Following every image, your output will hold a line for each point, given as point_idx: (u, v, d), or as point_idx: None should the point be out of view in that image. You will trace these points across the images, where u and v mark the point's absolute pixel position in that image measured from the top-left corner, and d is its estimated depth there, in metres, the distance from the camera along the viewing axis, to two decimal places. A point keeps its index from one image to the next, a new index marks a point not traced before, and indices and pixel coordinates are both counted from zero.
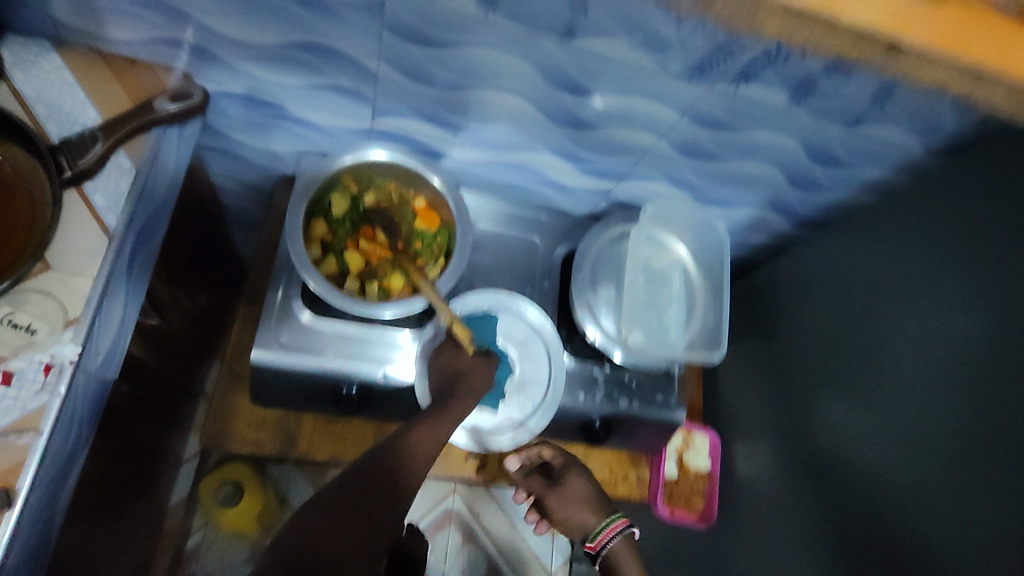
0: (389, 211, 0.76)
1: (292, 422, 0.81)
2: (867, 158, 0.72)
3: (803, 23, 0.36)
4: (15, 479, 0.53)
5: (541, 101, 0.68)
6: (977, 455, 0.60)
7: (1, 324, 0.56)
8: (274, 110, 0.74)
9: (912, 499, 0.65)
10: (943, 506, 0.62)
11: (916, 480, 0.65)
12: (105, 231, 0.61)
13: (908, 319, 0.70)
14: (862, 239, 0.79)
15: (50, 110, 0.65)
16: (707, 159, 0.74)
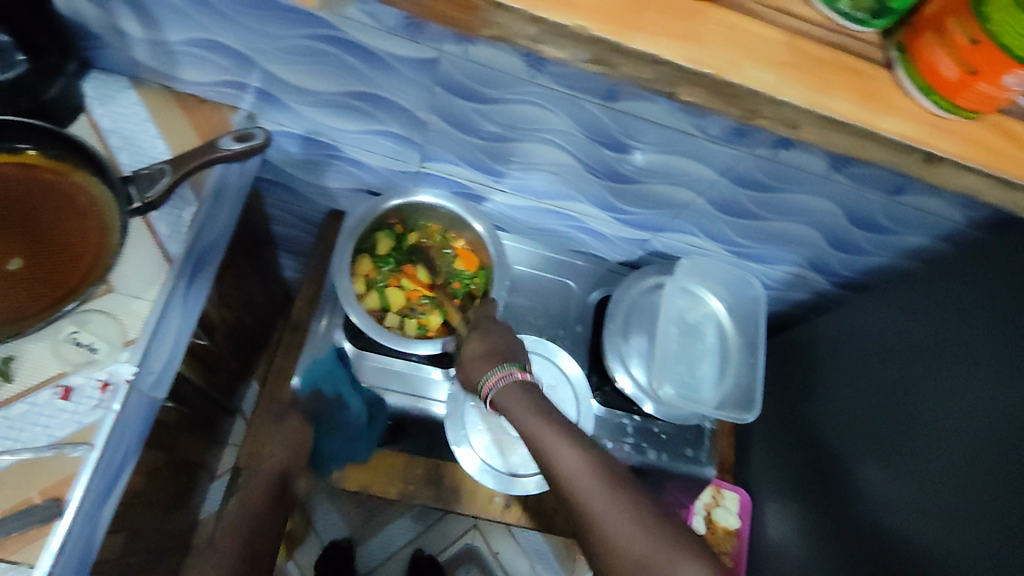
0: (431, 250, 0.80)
1: (326, 449, 0.82)
2: (907, 226, 0.72)
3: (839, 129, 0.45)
4: (67, 490, 0.56)
5: (582, 155, 0.70)
6: (1009, 535, 0.58)
7: (65, 342, 0.59)
8: (329, 150, 0.78)
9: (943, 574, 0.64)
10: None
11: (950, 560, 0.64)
12: (167, 258, 0.65)
13: (943, 393, 0.69)
14: (901, 304, 0.78)
15: (124, 142, 0.68)
16: (745, 216, 0.75)
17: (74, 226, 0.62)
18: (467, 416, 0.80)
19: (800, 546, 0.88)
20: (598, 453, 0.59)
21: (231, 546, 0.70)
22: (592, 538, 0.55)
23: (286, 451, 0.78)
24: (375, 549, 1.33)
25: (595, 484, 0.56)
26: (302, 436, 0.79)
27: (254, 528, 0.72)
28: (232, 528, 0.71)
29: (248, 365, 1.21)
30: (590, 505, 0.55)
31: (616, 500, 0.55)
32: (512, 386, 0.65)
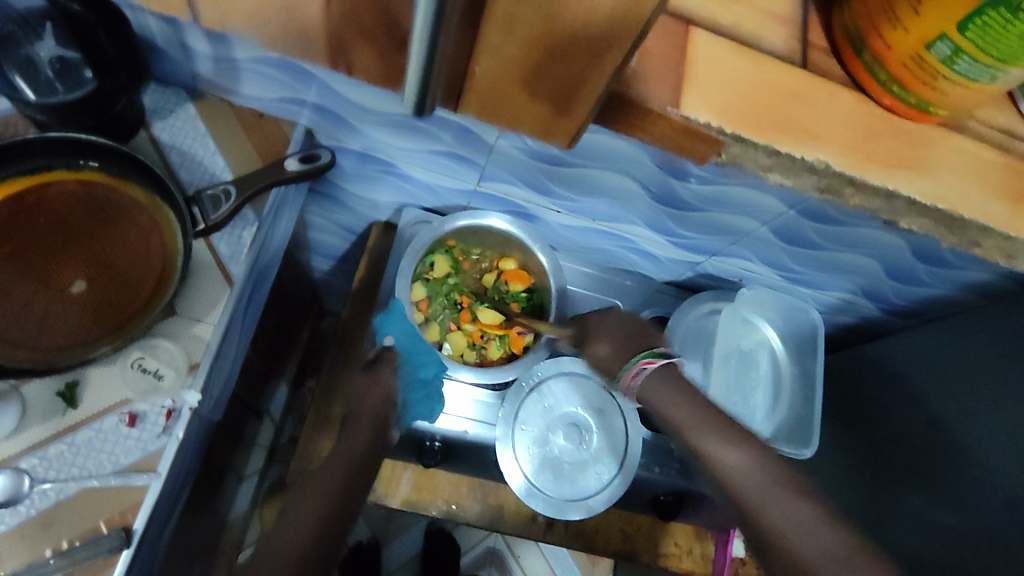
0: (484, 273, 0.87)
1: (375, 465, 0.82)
2: (977, 265, 0.69)
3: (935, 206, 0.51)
4: (133, 519, 0.56)
5: (649, 184, 0.67)
6: None
7: (131, 367, 0.59)
8: (385, 166, 0.76)
9: None
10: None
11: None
12: (227, 281, 0.63)
13: (1001, 438, 0.68)
14: (962, 339, 0.77)
15: (184, 159, 0.67)
16: (809, 247, 0.73)
17: (138, 247, 0.60)
18: (517, 439, 0.80)
19: None
20: (760, 450, 0.60)
21: (307, 526, 0.57)
22: (763, 531, 0.57)
23: (376, 403, 0.70)
24: (398, 551, 1.34)
25: (764, 478, 0.59)
26: (390, 390, 0.71)
27: (335, 511, 0.59)
28: (309, 508, 0.58)
29: (278, 367, 1.20)
30: (757, 494, 0.58)
31: (787, 491, 0.58)
32: (664, 375, 0.67)
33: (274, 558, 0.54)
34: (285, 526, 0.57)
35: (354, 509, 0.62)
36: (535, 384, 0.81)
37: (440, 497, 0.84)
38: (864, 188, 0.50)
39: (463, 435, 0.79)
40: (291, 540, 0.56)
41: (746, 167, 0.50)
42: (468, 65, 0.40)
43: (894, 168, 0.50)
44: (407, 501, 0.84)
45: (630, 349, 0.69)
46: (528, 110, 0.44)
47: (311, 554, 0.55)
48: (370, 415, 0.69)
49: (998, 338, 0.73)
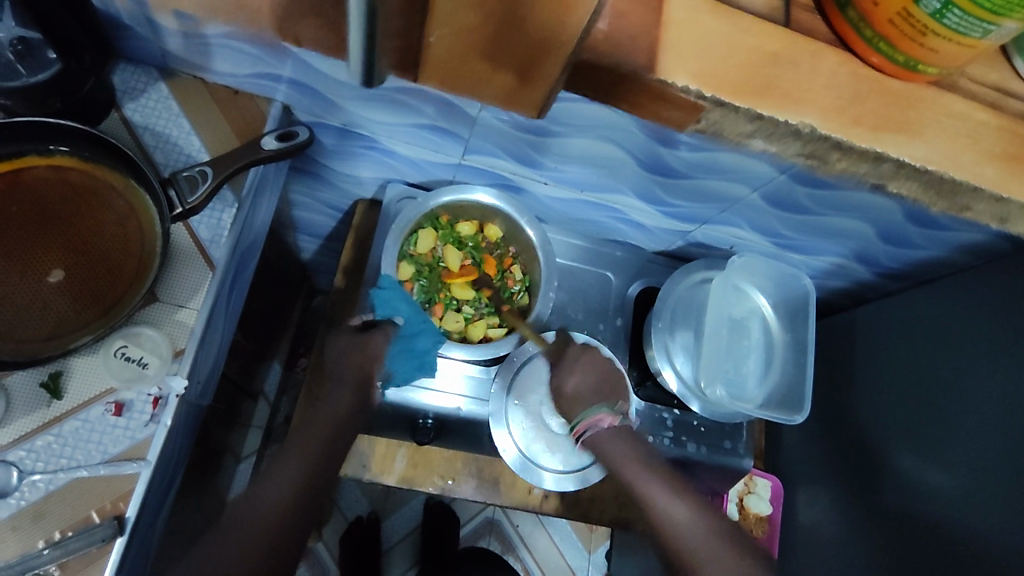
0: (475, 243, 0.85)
1: (365, 443, 0.80)
2: (969, 226, 0.69)
3: (939, 165, 0.49)
4: (126, 507, 0.56)
5: (636, 153, 0.66)
6: None
7: (114, 357, 0.58)
8: (367, 141, 0.74)
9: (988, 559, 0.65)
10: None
11: (988, 560, 0.65)
12: (209, 264, 0.62)
13: (989, 394, 0.69)
14: (955, 301, 0.77)
15: (158, 140, 0.66)
16: (800, 212, 0.72)
17: (114, 231, 0.59)
18: (510, 413, 0.79)
19: (830, 526, 0.88)
20: (698, 503, 0.70)
21: (289, 488, 0.57)
22: (689, 569, 0.65)
23: (363, 367, 0.71)
24: (397, 525, 1.35)
25: (704, 532, 0.67)
26: (375, 357, 0.72)
27: (312, 471, 0.60)
28: (295, 464, 0.60)
29: (269, 347, 1.20)
30: (692, 538, 0.66)
31: (721, 540, 0.66)
32: (612, 437, 0.76)
33: (256, 516, 0.54)
34: (264, 487, 0.57)
35: (331, 475, 0.62)
36: (526, 359, 0.80)
37: (435, 474, 0.82)
38: (851, 152, 0.49)
39: (457, 411, 0.80)
40: (269, 500, 0.56)
41: (729, 137, 0.50)
42: (423, 36, 0.43)
43: (882, 131, 0.48)
44: (402, 478, 0.81)
45: (598, 391, 0.77)
46: (492, 81, 0.48)
47: (290, 514, 0.56)
48: (354, 377, 0.70)
49: (989, 298, 0.73)
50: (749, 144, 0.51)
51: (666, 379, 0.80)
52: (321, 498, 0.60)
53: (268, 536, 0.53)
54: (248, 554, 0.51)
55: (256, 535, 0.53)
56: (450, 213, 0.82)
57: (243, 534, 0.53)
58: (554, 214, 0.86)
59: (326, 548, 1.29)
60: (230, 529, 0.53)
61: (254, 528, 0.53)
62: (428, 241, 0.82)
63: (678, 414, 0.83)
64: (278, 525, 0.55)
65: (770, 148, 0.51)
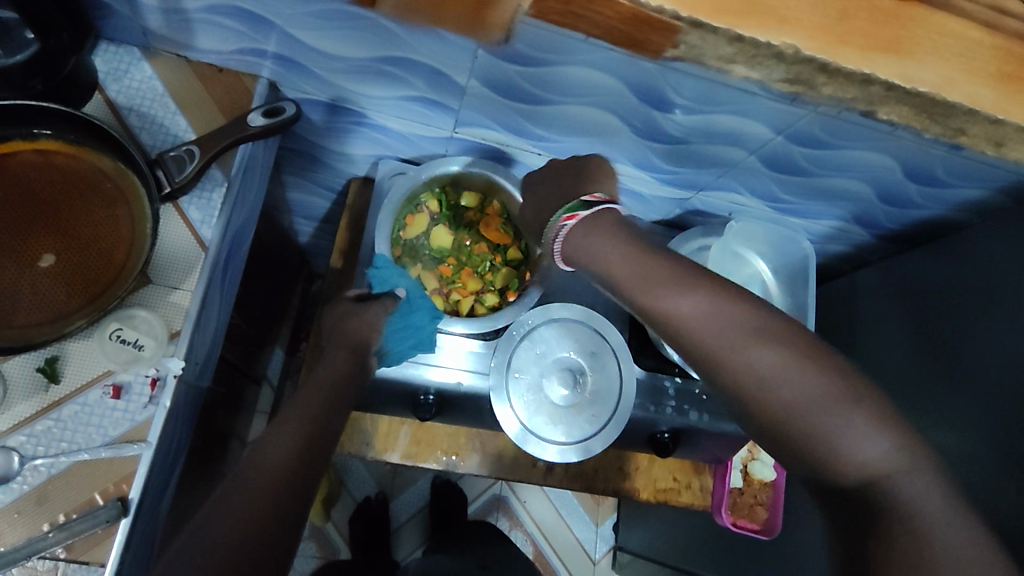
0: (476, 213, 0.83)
1: (368, 420, 0.81)
2: (973, 182, 0.68)
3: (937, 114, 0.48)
4: (129, 489, 0.56)
5: (629, 117, 0.65)
6: None
7: (109, 339, 0.57)
8: (356, 117, 0.74)
9: (997, 514, 0.64)
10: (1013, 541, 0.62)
11: (995, 515, 0.64)
12: (201, 245, 0.62)
13: (995, 347, 0.69)
14: (958, 258, 0.77)
15: (143, 121, 0.65)
16: (797, 174, 0.72)
17: (103, 215, 0.59)
18: (511, 386, 0.78)
19: None
20: (722, 292, 0.50)
21: (291, 449, 0.55)
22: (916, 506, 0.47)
23: (360, 335, 0.69)
24: (405, 504, 1.36)
25: (722, 328, 0.49)
26: (373, 325, 0.70)
27: (313, 433, 0.57)
28: (292, 428, 0.57)
29: (270, 332, 1.19)
30: (721, 352, 0.48)
31: (761, 342, 0.48)
32: None
33: (258, 475, 0.52)
34: (270, 443, 0.55)
35: (331, 439, 0.59)
36: (525, 332, 0.80)
37: (438, 449, 0.83)
38: (839, 73, 0.46)
39: (458, 387, 0.78)
40: (276, 458, 0.54)
41: (710, 63, 0.47)
42: None
43: (872, 50, 0.45)
44: (405, 454, 0.82)
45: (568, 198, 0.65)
46: (455, 6, 0.48)
47: (293, 475, 0.53)
48: (350, 342, 0.68)
49: (992, 254, 0.73)
50: (731, 70, 0.49)
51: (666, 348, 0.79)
52: (325, 460, 0.57)
53: (269, 496, 0.51)
54: (254, 513, 0.49)
55: (258, 500, 0.50)
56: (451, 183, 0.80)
57: (243, 500, 0.50)
58: None
59: (336, 529, 1.30)
60: (231, 490, 0.51)
61: (253, 489, 0.51)
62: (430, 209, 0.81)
63: (680, 381, 0.81)
64: (284, 485, 0.52)
65: (752, 76, 0.49)
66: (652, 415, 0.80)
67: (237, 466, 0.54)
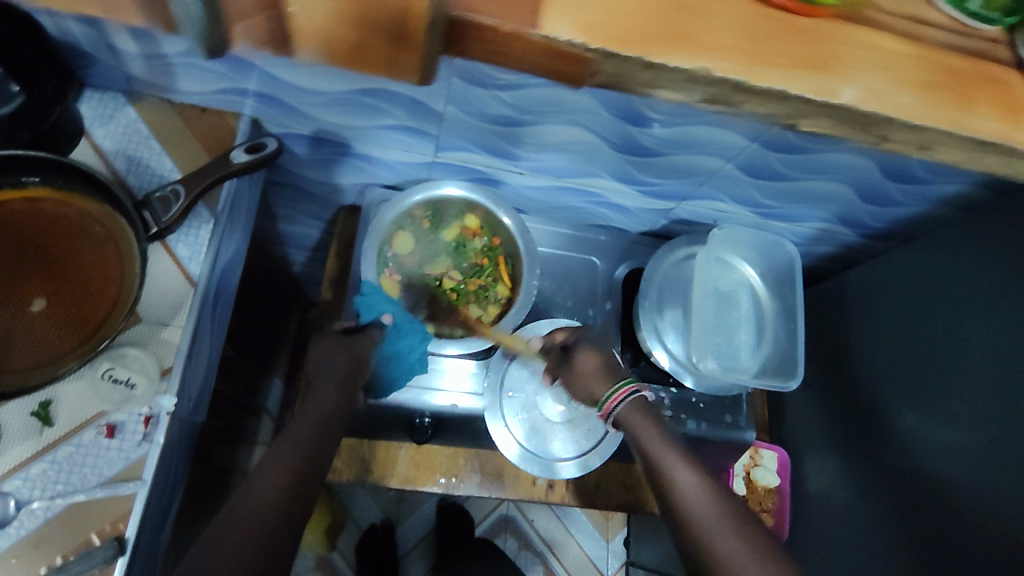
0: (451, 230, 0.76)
1: (366, 448, 0.80)
2: (950, 177, 0.69)
3: None
4: (125, 528, 0.56)
5: (605, 133, 0.67)
6: None
7: (101, 379, 0.58)
8: (340, 148, 0.75)
9: (1004, 515, 0.63)
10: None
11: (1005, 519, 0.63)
12: (190, 281, 0.63)
13: (989, 338, 0.69)
14: (943, 254, 0.77)
15: (130, 164, 0.66)
16: (775, 178, 0.72)
17: (93, 257, 0.60)
18: (505, 406, 0.79)
19: (839, 493, 0.87)
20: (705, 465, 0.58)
21: (282, 481, 0.55)
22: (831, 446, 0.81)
23: (349, 367, 0.67)
24: (411, 529, 1.35)
25: (711, 501, 0.54)
26: (363, 357, 0.69)
27: (298, 476, 0.56)
28: (284, 459, 0.57)
29: (269, 363, 1.20)
30: (704, 526, 0.53)
31: (737, 524, 0.53)
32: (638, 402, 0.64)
33: (246, 514, 0.51)
34: (262, 475, 0.55)
35: (322, 473, 0.59)
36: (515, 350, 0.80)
37: (436, 471, 0.81)
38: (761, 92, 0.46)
39: (452, 409, 0.80)
40: (267, 491, 0.54)
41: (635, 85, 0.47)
42: None
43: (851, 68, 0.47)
44: (405, 479, 0.80)
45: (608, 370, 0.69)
46: (374, 60, 0.48)
47: (283, 509, 0.53)
48: (339, 376, 0.66)
49: (975, 248, 0.73)
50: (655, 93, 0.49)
51: (657, 358, 0.76)
52: (315, 492, 0.57)
53: (252, 546, 0.49)
54: (243, 550, 0.49)
55: (248, 535, 0.50)
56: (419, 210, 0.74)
57: (234, 535, 0.50)
58: (534, 205, 0.86)
59: (342, 558, 1.28)
60: (221, 527, 0.50)
61: (246, 527, 0.50)
62: (405, 244, 0.76)
63: (676, 391, 0.82)
64: (268, 537, 0.51)
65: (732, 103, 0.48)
66: None
67: (227, 500, 0.53)
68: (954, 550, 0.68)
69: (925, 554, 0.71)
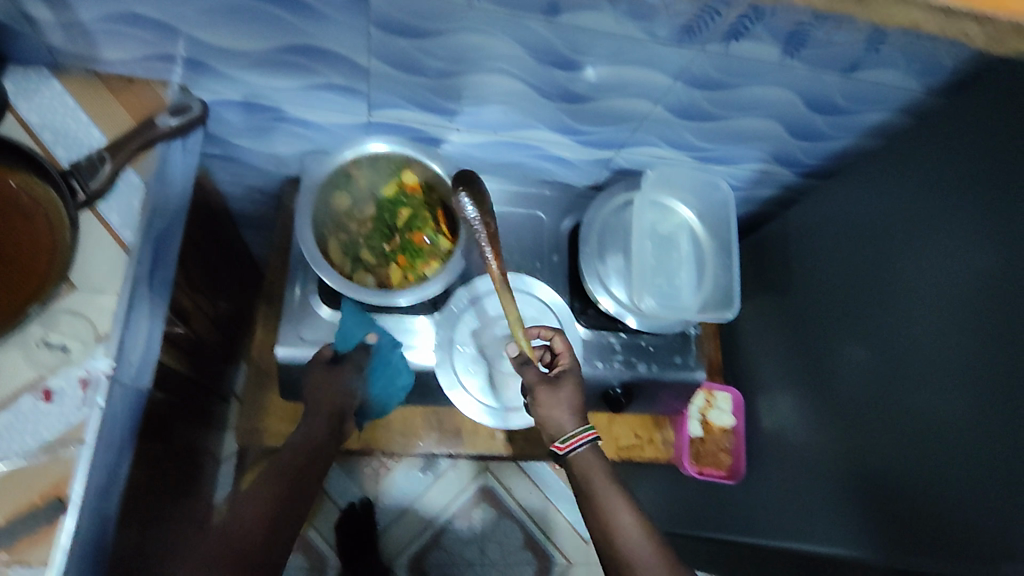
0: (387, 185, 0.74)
1: (323, 414, 0.82)
2: (873, 105, 0.72)
3: None
4: (68, 488, 0.56)
5: (534, 80, 0.67)
6: (993, 402, 0.60)
7: (36, 345, 0.59)
8: (273, 113, 0.75)
9: (939, 439, 0.65)
10: (968, 473, 0.61)
11: (953, 451, 0.63)
12: (122, 247, 0.63)
13: (920, 260, 0.70)
14: (872, 185, 0.79)
15: (57, 136, 0.66)
16: (706, 119, 0.74)
17: (24, 227, 0.60)
18: (456, 361, 0.78)
19: (795, 429, 0.89)
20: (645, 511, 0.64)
21: (263, 502, 0.61)
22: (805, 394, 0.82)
23: (338, 398, 0.71)
24: (391, 506, 1.36)
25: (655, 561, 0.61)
26: (349, 388, 0.72)
27: (265, 524, 0.60)
28: (265, 488, 0.62)
29: (233, 348, 1.20)
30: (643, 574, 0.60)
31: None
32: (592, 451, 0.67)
33: (223, 538, 0.58)
34: (245, 500, 0.61)
35: (303, 508, 0.64)
36: (466, 307, 0.79)
37: (395, 434, 0.84)
38: None
39: (402, 363, 0.76)
40: (248, 515, 0.60)
41: None
42: None
43: None
44: (363, 440, 0.83)
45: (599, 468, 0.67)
46: None
47: (259, 532, 0.59)
48: (327, 408, 0.70)
49: (904, 174, 0.75)
50: None
51: (602, 301, 0.76)
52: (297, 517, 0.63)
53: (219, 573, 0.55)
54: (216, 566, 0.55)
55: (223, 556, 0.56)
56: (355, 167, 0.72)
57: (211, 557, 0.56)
58: (476, 162, 0.86)
59: (319, 535, 1.31)
60: (208, 551, 0.57)
61: (226, 551, 0.57)
62: (341, 203, 0.73)
63: (626, 336, 0.83)
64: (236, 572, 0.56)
65: None
66: (599, 370, 0.81)
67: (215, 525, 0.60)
68: (893, 492, 0.70)
69: (868, 494, 0.73)
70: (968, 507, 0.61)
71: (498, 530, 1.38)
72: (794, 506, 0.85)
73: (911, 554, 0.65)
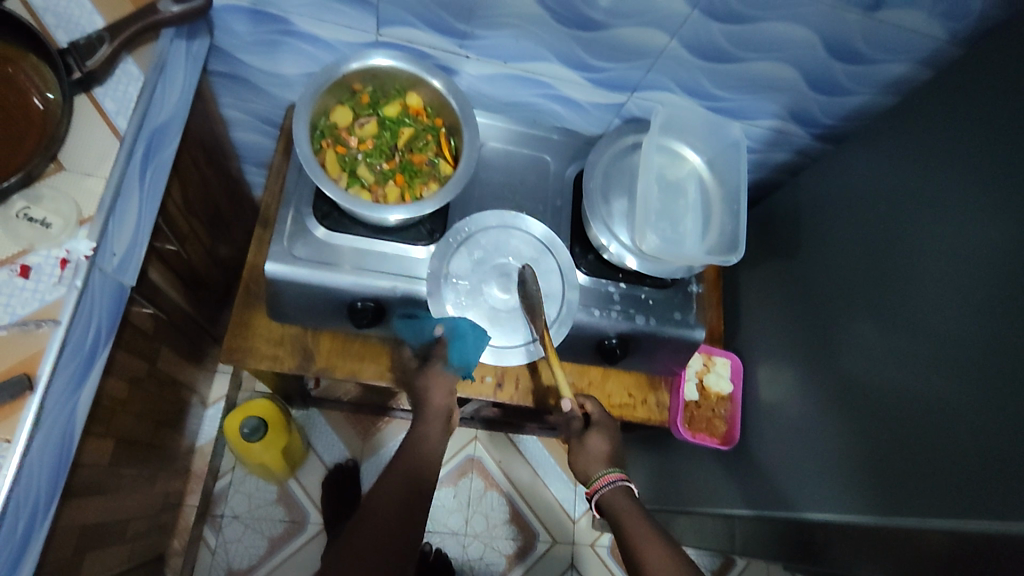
0: (391, 106, 0.74)
1: (310, 340, 0.81)
2: (894, 52, 0.70)
3: None
4: (37, 366, 0.55)
5: (549, 1, 0.66)
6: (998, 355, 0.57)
7: (16, 218, 0.57)
8: (281, 25, 0.73)
9: (940, 399, 0.62)
10: (963, 431, 0.59)
11: (953, 409, 0.60)
12: (116, 134, 0.62)
13: (932, 216, 0.67)
14: (885, 145, 0.76)
15: (59, 20, 0.64)
16: (723, 59, 0.72)
17: (15, 101, 0.59)
18: (447, 293, 0.74)
19: (793, 401, 0.85)
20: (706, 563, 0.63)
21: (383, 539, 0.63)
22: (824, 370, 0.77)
23: (441, 393, 0.75)
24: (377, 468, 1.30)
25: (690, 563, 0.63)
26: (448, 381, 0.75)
27: (402, 499, 0.67)
28: (397, 482, 0.68)
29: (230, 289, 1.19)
30: None
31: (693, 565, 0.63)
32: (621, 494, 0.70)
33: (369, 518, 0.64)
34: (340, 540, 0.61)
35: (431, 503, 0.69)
36: (463, 238, 0.76)
37: (382, 367, 0.82)
38: None
39: (392, 290, 0.74)
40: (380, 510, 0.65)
41: None
42: None
43: None
44: (349, 371, 0.81)
45: (610, 456, 0.73)
46: None
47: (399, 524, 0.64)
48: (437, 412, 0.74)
49: (919, 130, 0.72)
50: None
51: (603, 240, 0.74)
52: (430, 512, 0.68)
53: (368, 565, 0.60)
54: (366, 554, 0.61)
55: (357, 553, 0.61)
56: (361, 84, 0.72)
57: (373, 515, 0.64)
58: (484, 99, 0.85)
59: (299, 487, 1.26)
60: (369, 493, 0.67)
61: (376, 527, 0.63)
62: (344, 119, 0.72)
63: (625, 287, 0.80)
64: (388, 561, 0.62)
65: None
66: (596, 318, 0.78)
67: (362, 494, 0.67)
68: (886, 456, 0.67)
69: (861, 465, 0.70)
70: (952, 495, 0.59)
71: (484, 501, 1.35)
72: (787, 477, 0.82)
73: (903, 514, 0.63)
